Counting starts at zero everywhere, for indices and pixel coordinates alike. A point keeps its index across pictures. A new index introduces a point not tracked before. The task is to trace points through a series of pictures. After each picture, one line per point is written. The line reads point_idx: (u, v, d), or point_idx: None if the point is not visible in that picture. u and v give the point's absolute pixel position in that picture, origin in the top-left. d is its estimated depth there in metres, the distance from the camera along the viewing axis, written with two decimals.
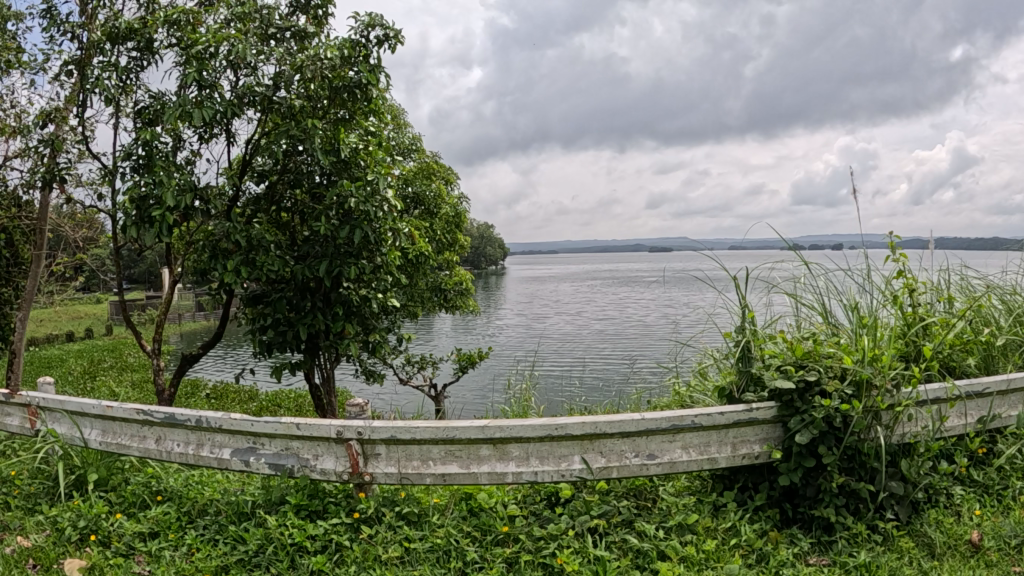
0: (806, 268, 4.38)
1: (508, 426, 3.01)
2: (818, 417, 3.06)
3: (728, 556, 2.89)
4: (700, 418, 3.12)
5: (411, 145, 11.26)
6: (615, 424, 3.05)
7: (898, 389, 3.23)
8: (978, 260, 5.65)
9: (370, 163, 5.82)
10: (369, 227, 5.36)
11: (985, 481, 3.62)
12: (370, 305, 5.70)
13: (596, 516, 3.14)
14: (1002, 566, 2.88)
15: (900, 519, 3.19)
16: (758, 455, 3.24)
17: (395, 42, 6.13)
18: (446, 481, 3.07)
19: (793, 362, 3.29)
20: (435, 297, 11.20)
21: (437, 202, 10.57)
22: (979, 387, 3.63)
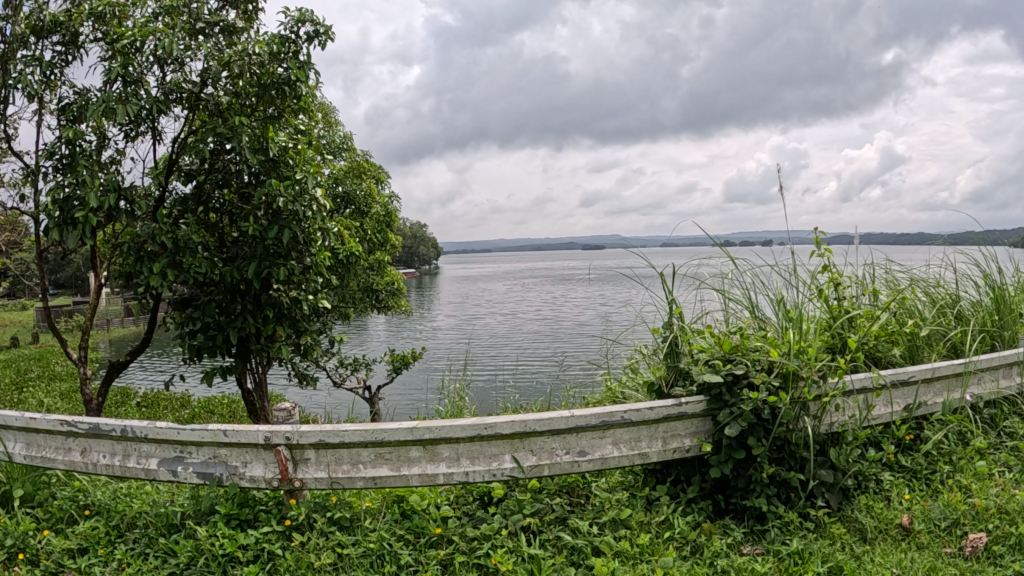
0: (733, 264, 4.45)
1: (437, 427, 2.98)
2: (746, 409, 3.13)
3: (662, 549, 2.91)
4: (630, 413, 3.15)
5: (342, 144, 11.15)
6: (544, 423, 3.05)
7: (825, 380, 3.33)
8: (901, 253, 5.86)
9: (300, 162, 5.64)
10: (299, 227, 5.23)
11: (913, 466, 3.72)
12: (302, 307, 5.57)
13: (529, 514, 3.13)
14: (932, 549, 2.98)
15: (831, 506, 3.28)
16: (688, 448, 3.30)
17: (326, 38, 6.04)
18: (377, 484, 3.02)
19: (721, 356, 3.36)
20: (368, 298, 11.01)
21: (368, 202, 10.46)
22: (903, 376, 3.78)
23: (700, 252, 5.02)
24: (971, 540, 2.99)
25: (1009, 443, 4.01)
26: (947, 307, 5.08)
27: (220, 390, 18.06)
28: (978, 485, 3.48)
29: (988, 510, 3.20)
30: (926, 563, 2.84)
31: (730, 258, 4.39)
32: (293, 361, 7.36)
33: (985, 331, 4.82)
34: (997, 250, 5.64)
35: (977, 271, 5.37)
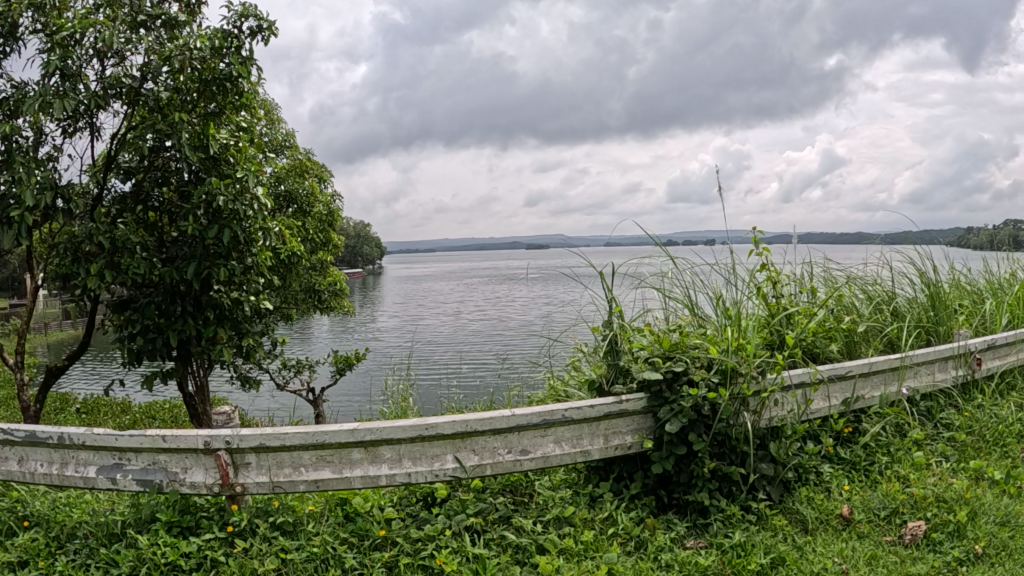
0: (672, 263, 4.54)
1: (378, 428, 2.95)
2: (686, 406, 3.18)
3: (606, 545, 2.94)
4: (571, 411, 3.17)
5: (284, 142, 11.06)
6: (485, 422, 3.05)
7: (763, 376, 3.42)
8: (840, 252, 5.99)
9: (240, 160, 5.55)
10: (240, 227, 5.13)
11: (852, 458, 3.80)
12: (242, 308, 5.45)
13: (472, 514, 3.12)
14: (872, 537, 3.07)
15: (772, 499, 3.35)
16: (630, 445, 3.34)
17: (269, 34, 6.04)
18: (320, 487, 2.97)
19: (661, 354, 3.42)
20: (309, 299, 10.83)
21: (310, 201, 10.35)
22: (840, 371, 3.90)
23: (640, 252, 5.08)
24: (911, 528, 3.08)
25: (944, 434, 4.15)
26: (883, 304, 5.25)
27: (161, 395, 17.58)
28: (915, 475, 3.59)
29: (925, 499, 3.30)
30: (867, 552, 2.92)
31: (670, 257, 4.45)
32: (234, 365, 7.24)
33: (921, 327, 4.97)
34: (930, 249, 5.85)
35: (912, 269, 5.56)
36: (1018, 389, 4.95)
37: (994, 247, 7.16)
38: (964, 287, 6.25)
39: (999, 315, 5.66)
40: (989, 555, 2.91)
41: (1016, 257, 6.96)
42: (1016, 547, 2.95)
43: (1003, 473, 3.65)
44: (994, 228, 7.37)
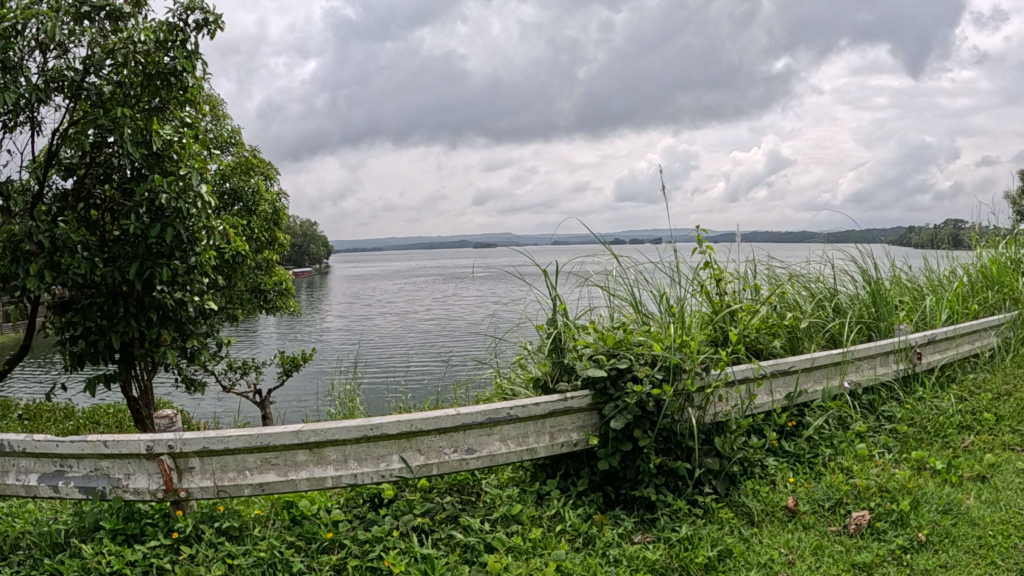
0: (616, 262, 4.55)
1: (323, 429, 2.92)
2: (630, 402, 3.23)
3: (555, 542, 2.95)
4: (516, 409, 3.20)
5: (230, 138, 10.94)
6: (430, 421, 3.04)
7: (708, 371, 3.49)
8: (783, 251, 6.03)
9: (184, 157, 5.42)
10: (183, 225, 5.02)
11: (796, 450, 3.88)
12: (186, 309, 5.37)
13: (419, 514, 3.11)
14: (817, 528, 3.14)
15: (718, 492, 3.41)
16: (576, 442, 3.38)
17: (216, 28, 6.00)
18: (265, 491, 2.93)
19: (605, 351, 3.47)
20: (255, 298, 10.57)
21: (256, 199, 10.21)
22: (782, 366, 4.00)
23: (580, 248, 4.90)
24: (855, 518, 3.16)
25: (886, 426, 4.27)
26: (826, 300, 5.39)
27: (106, 400, 17.06)
28: (858, 466, 3.69)
29: (868, 489, 3.39)
30: (813, 542, 2.99)
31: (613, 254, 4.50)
32: (179, 366, 7.22)
33: (862, 322, 5.18)
34: (870, 248, 6.02)
35: (853, 267, 5.70)
36: (957, 381, 5.12)
37: (934, 245, 7.40)
38: (905, 284, 6.43)
39: (939, 311, 5.85)
40: (933, 542, 3.00)
41: (955, 255, 7.20)
42: (956, 534, 3.06)
43: (944, 463, 3.77)
44: (934, 227, 7.61)
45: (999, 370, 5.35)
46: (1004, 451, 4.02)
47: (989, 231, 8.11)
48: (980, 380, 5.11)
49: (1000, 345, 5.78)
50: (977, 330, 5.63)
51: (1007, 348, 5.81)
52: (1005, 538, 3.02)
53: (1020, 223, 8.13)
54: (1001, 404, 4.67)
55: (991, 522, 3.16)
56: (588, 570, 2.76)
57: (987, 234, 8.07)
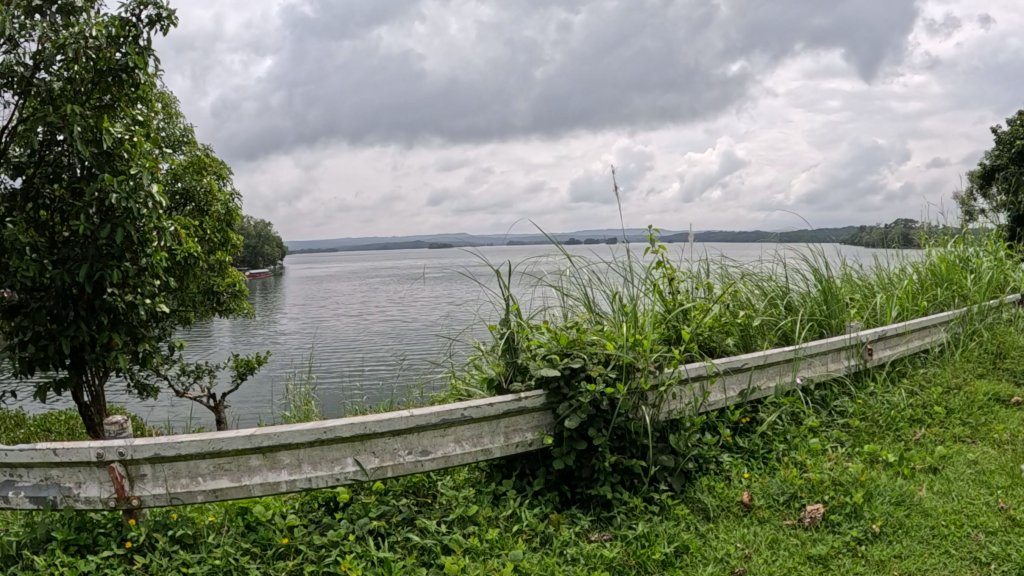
0: (569, 261, 4.61)
1: (276, 433, 2.89)
2: (584, 401, 3.26)
3: (512, 543, 2.96)
4: (470, 410, 3.21)
5: (181, 136, 10.87)
6: (384, 423, 3.04)
7: (661, 370, 3.58)
8: (738, 249, 6.07)
9: (135, 155, 5.29)
10: (133, 226, 4.92)
11: (750, 446, 3.94)
12: (138, 312, 5.27)
13: (375, 517, 3.11)
14: (773, 521, 3.20)
15: (674, 489, 3.46)
16: (530, 442, 3.41)
17: (169, 23, 5.98)
18: (218, 497, 2.89)
19: (558, 351, 3.50)
20: (208, 301, 10.34)
21: (208, 199, 10.08)
22: (736, 363, 4.08)
23: (533, 249, 4.95)
24: (810, 511, 3.22)
25: (839, 420, 4.37)
26: (778, 298, 5.49)
27: (56, 407, 16.60)
28: (811, 460, 3.76)
29: (822, 483, 3.47)
30: (768, 536, 3.05)
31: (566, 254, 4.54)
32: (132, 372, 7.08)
33: (814, 320, 5.31)
34: (822, 247, 6.15)
35: (805, 265, 5.81)
36: (908, 376, 5.27)
37: (885, 244, 7.58)
38: (855, 282, 6.58)
39: (889, 307, 6.01)
40: (886, 532, 3.08)
41: (905, 254, 7.39)
42: (910, 524, 3.14)
43: (895, 456, 3.87)
44: (885, 226, 7.80)
45: (948, 364, 5.51)
46: (953, 443, 4.14)
47: (938, 231, 8.34)
48: (930, 374, 5.26)
49: (949, 341, 5.95)
50: (926, 326, 5.79)
51: (955, 343, 5.99)
52: (957, 528, 3.11)
53: (968, 223, 8.38)
54: (950, 398, 4.81)
55: (943, 512, 3.24)
56: (546, 569, 2.77)
57: (936, 234, 8.30)
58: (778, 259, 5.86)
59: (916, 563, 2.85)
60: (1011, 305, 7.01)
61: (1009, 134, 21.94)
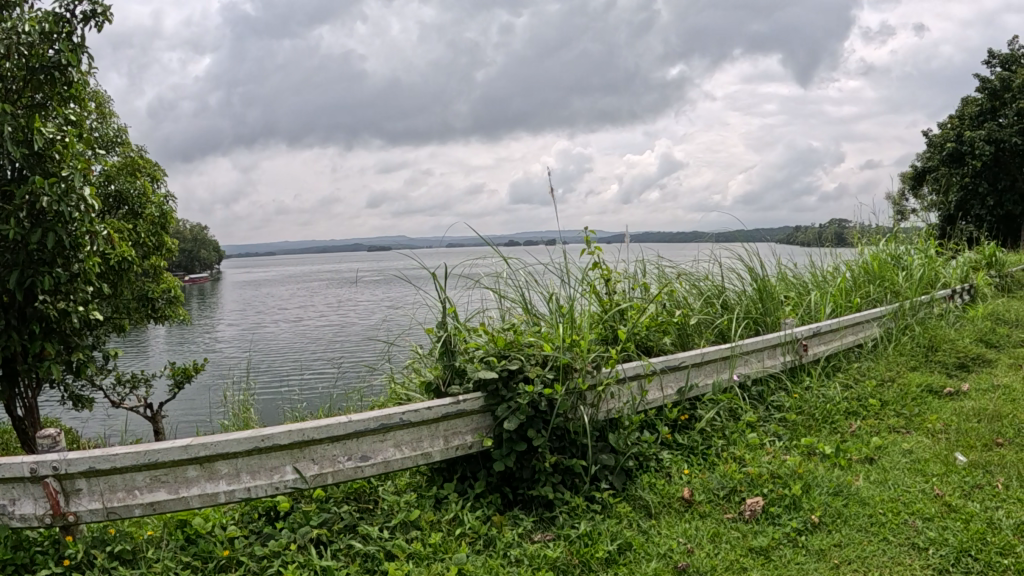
0: (506, 264, 4.64)
1: (213, 442, 2.84)
2: (523, 403, 3.29)
3: (455, 546, 2.97)
4: (408, 414, 3.22)
5: (115, 137, 10.58)
6: (322, 429, 3.04)
7: (599, 370, 3.67)
8: (674, 250, 6.19)
9: (67, 157, 5.15)
10: (65, 230, 4.77)
11: (690, 443, 4.03)
12: (71, 320, 5.13)
13: (316, 525, 3.08)
14: (714, 516, 3.29)
15: (615, 487, 3.53)
16: (470, 444, 3.42)
17: (104, 20, 5.81)
18: (156, 510, 2.83)
19: (496, 353, 3.51)
20: (143, 307, 10.06)
21: (142, 202, 9.87)
22: (673, 362, 4.19)
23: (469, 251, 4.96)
24: (750, 504, 3.32)
25: (775, 415, 4.50)
26: (714, 297, 5.61)
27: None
28: (750, 455, 3.87)
29: (761, 477, 3.57)
30: (710, 530, 3.13)
31: (503, 257, 4.56)
32: (64, 383, 6.89)
33: (750, 318, 5.47)
34: (755, 247, 6.31)
35: (740, 265, 5.96)
36: (843, 370, 5.45)
37: (819, 243, 7.81)
38: (790, 281, 6.77)
39: (823, 304, 6.21)
40: (826, 522, 3.19)
41: (838, 253, 7.63)
42: (848, 514, 3.25)
43: (832, 448, 4.00)
44: (819, 226, 8.04)
45: (881, 358, 5.72)
46: (888, 433, 4.29)
47: (870, 230, 8.62)
48: (864, 368, 5.46)
49: (882, 335, 6.17)
50: (860, 321, 6.00)
51: (888, 338, 6.22)
52: (895, 515, 3.22)
53: (898, 223, 8.68)
54: (884, 390, 4.99)
55: (880, 501, 3.37)
56: (490, 571, 2.79)
57: (868, 233, 8.58)
58: (714, 259, 5.99)
59: (856, 550, 2.95)
60: (939, 301, 7.31)
61: (939, 138, 22.80)
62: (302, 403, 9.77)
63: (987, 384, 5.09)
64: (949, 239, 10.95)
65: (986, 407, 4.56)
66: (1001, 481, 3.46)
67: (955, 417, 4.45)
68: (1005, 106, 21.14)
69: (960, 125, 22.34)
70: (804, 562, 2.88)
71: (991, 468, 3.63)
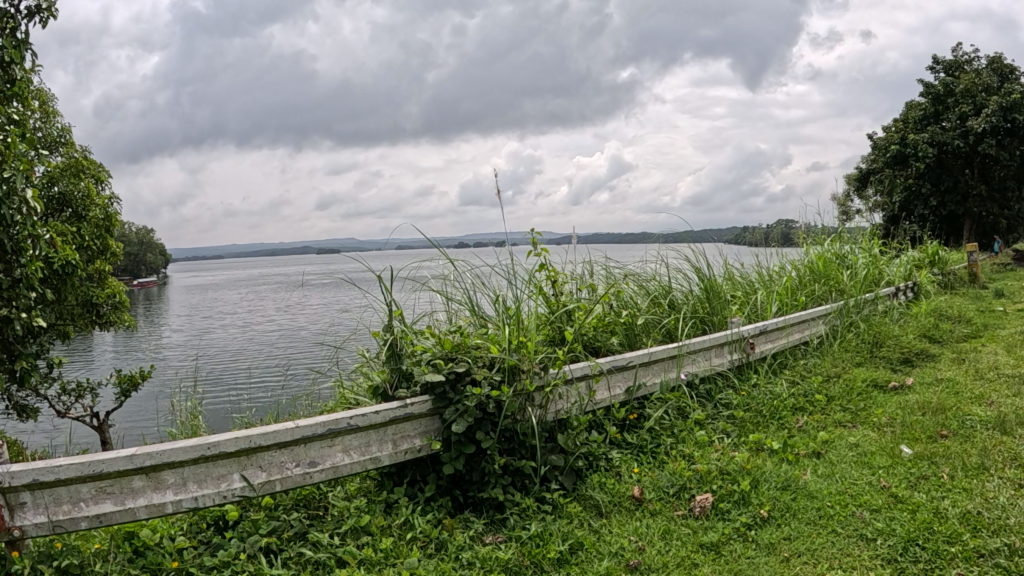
0: (453, 266, 4.64)
1: (159, 451, 2.80)
2: (470, 405, 3.31)
3: (407, 550, 2.98)
4: (356, 419, 3.22)
5: (58, 138, 10.30)
6: (269, 435, 3.02)
7: (546, 371, 3.73)
8: (621, 251, 6.29)
9: (8, 156, 4.94)
10: (6, 234, 4.64)
11: (640, 442, 4.09)
12: (13, 326, 4.98)
13: (266, 534, 3.05)
14: (664, 513, 3.35)
15: (565, 487, 3.58)
16: (419, 448, 3.43)
17: (48, 16, 5.64)
18: (103, 522, 2.77)
19: (443, 355, 3.52)
20: (87, 313, 9.77)
21: (87, 204, 9.66)
22: (620, 362, 4.26)
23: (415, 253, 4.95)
24: (699, 501, 3.39)
25: (724, 413, 4.60)
26: (661, 297, 5.70)
27: None
28: (699, 452, 3.95)
29: (709, 473, 3.65)
30: (661, 527, 3.19)
31: (450, 259, 4.56)
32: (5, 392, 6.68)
33: (697, 317, 5.58)
34: (702, 247, 6.43)
35: (686, 265, 6.07)
36: (789, 367, 5.60)
37: (766, 243, 7.99)
38: (738, 280, 6.91)
39: (769, 303, 6.36)
40: (774, 516, 3.27)
41: (784, 252, 7.82)
42: (797, 507, 3.34)
43: (780, 444, 4.11)
44: (767, 226, 8.22)
45: (826, 355, 5.88)
46: (835, 428, 4.43)
47: (816, 230, 8.85)
48: (810, 365, 5.61)
49: (827, 333, 6.36)
50: (805, 319, 6.17)
51: (834, 335, 6.40)
52: (843, 508, 3.32)
53: (843, 223, 8.92)
54: (830, 386, 5.14)
55: (829, 494, 3.47)
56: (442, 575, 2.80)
57: (814, 233, 8.80)
58: (661, 259, 6.10)
59: (804, 543, 3.04)
60: (883, 298, 7.55)
61: (883, 140, 23.47)
62: (252, 409, 9.62)
63: (930, 378, 5.28)
64: (892, 239, 11.28)
65: (930, 400, 4.72)
66: (945, 472, 3.59)
67: (900, 411, 4.60)
68: (948, 110, 21.84)
69: (903, 128, 23.04)
70: (754, 556, 2.95)
71: (936, 459, 3.77)
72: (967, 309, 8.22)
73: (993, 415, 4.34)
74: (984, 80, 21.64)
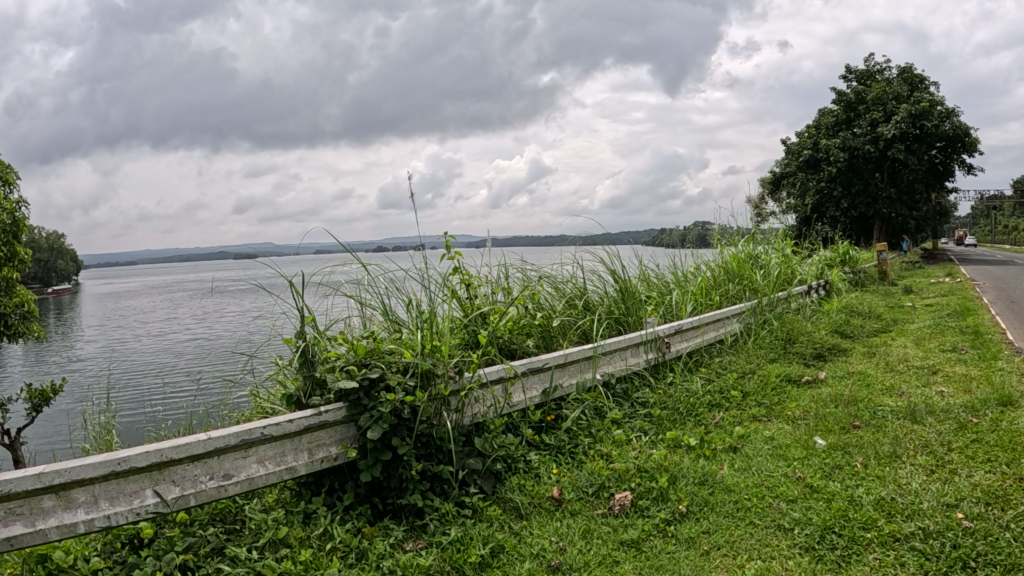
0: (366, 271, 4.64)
1: (68, 469, 2.70)
2: (385, 412, 3.30)
3: (327, 561, 2.96)
4: (270, 428, 3.19)
5: None
6: (180, 448, 2.96)
7: (461, 375, 3.78)
8: (537, 253, 6.40)
9: None
10: None
11: (557, 443, 4.17)
12: None
13: (182, 551, 2.97)
14: (582, 513, 3.43)
15: (485, 491, 3.63)
16: (336, 456, 3.42)
17: None
18: (13, 545, 2.64)
19: (356, 362, 3.50)
20: None
21: None
22: (534, 364, 4.35)
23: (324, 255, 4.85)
24: (618, 500, 3.49)
25: (641, 411, 4.73)
26: (577, 298, 5.84)
27: None
28: (616, 451, 4.05)
29: (627, 472, 3.76)
30: (581, 527, 3.27)
31: (363, 264, 4.53)
32: None
33: (612, 318, 5.73)
34: (617, 249, 6.56)
35: (602, 267, 6.22)
36: (705, 365, 5.79)
37: (684, 245, 8.26)
38: (656, 282, 7.13)
39: (684, 303, 6.57)
40: (693, 511, 3.40)
41: (699, 254, 8.10)
42: (715, 501, 3.48)
43: (696, 440, 4.25)
44: (684, 228, 8.48)
45: (741, 352, 6.12)
46: (750, 422, 4.61)
47: (730, 231, 9.19)
48: (725, 362, 5.82)
49: (741, 330, 6.61)
50: (720, 318, 6.40)
51: (748, 332, 6.66)
52: (760, 499, 3.48)
53: (756, 224, 9.30)
54: (745, 382, 5.36)
55: (746, 487, 3.62)
56: None
57: (729, 234, 9.14)
58: (576, 259, 6.25)
59: (723, 536, 3.17)
60: (795, 296, 7.92)
61: (797, 144, 24.48)
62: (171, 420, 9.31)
63: (842, 372, 5.56)
64: (805, 239, 11.78)
65: (842, 393, 4.98)
66: (859, 461, 3.79)
67: (815, 403, 4.84)
68: (858, 116, 22.95)
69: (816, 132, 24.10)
70: (674, 551, 3.05)
71: (849, 449, 3.98)
72: (875, 305, 8.68)
73: (902, 405, 4.61)
74: (892, 89, 22.82)
